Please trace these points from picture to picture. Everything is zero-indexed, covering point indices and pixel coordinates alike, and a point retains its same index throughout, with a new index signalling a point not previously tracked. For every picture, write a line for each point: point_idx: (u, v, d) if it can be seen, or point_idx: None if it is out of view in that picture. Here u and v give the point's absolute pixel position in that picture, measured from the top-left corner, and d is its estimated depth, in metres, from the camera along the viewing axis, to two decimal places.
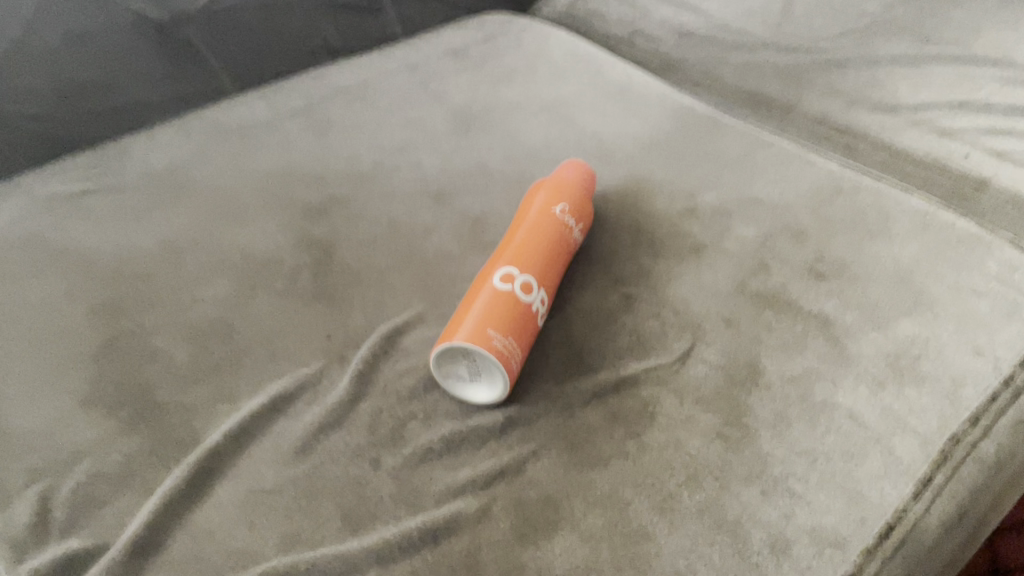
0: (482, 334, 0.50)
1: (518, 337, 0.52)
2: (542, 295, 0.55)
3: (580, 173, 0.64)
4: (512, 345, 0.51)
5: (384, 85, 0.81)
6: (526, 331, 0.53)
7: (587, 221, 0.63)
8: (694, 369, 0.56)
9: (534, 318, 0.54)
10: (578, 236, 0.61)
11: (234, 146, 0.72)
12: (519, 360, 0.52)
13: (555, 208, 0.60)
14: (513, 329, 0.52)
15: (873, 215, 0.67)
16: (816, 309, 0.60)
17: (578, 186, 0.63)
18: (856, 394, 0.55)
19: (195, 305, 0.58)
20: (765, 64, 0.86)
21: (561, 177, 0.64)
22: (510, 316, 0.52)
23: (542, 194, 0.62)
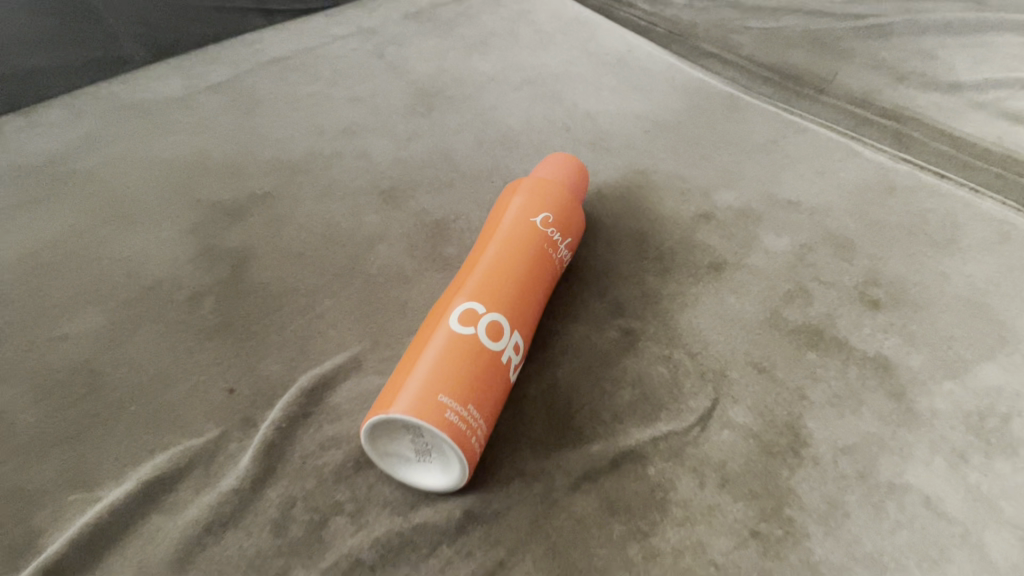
0: (429, 401, 0.36)
1: (481, 403, 0.38)
2: (514, 339, 0.41)
3: (569, 171, 0.50)
4: (472, 415, 0.37)
5: (329, 52, 0.66)
6: (493, 392, 0.39)
7: (577, 233, 0.49)
8: (717, 435, 0.42)
9: (503, 373, 0.40)
10: (564, 254, 0.47)
11: (135, 130, 0.57)
12: (481, 434, 0.38)
13: (533, 218, 0.46)
14: (473, 393, 0.38)
15: (936, 223, 0.53)
16: (872, 349, 0.47)
17: (565, 188, 0.49)
18: (932, 470, 0.41)
19: (53, 344, 0.44)
20: (791, 31, 0.71)
21: (544, 175, 0.50)
22: (469, 374, 0.38)
23: (519, 199, 0.48)
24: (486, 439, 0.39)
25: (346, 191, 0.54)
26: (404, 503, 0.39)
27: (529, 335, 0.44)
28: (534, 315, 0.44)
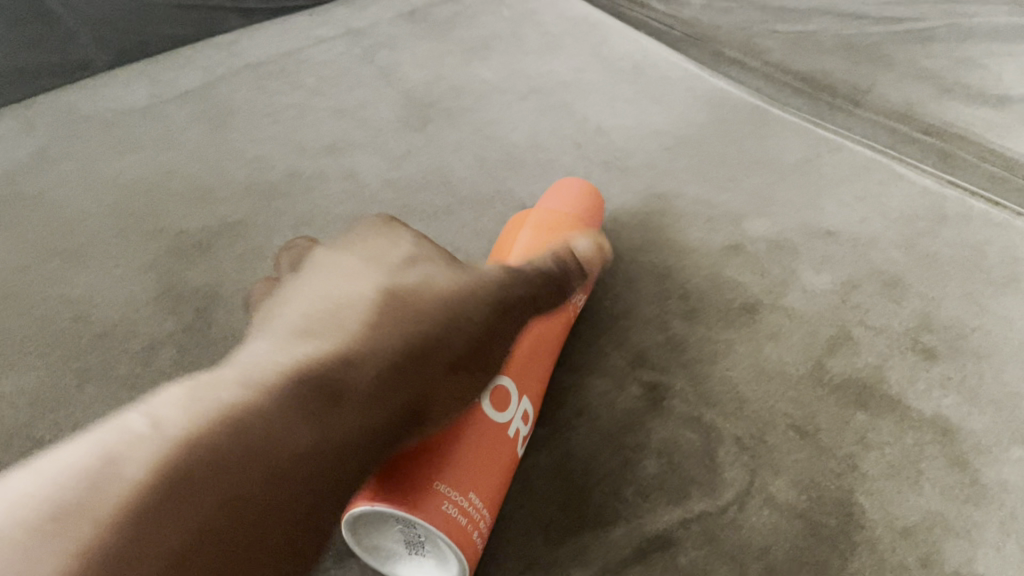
0: (421, 492, 0.30)
1: (479, 484, 0.32)
2: (522, 404, 0.36)
3: (584, 197, 0.44)
4: (472, 504, 0.31)
5: (315, 56, 0.60)
6: (495, 472, 0.33)
7: (593, 272, 0.43)
8: (756, 516, 0.36)
9: (508, 446, 0.34)
10: (578, 297, 0.41)
11: (94, 146, 0.51)
12: (483, 524, 0.32)
13: (541, 256, 0.40)
14: (472, 477, 0.32)
15: (994, 257, 0.48)
16: (930, 408, 0.41)
17: (579, 219, 0.43)
18: (1006, 558, 0.36)
19: None
20: (822, 36, 0.64)
21: (555, 204, 0.44)
22: (466, 452, 0.32)
23: (526, 234, 0.42)
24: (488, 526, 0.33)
25: (330, 219, 0.48)
26: None
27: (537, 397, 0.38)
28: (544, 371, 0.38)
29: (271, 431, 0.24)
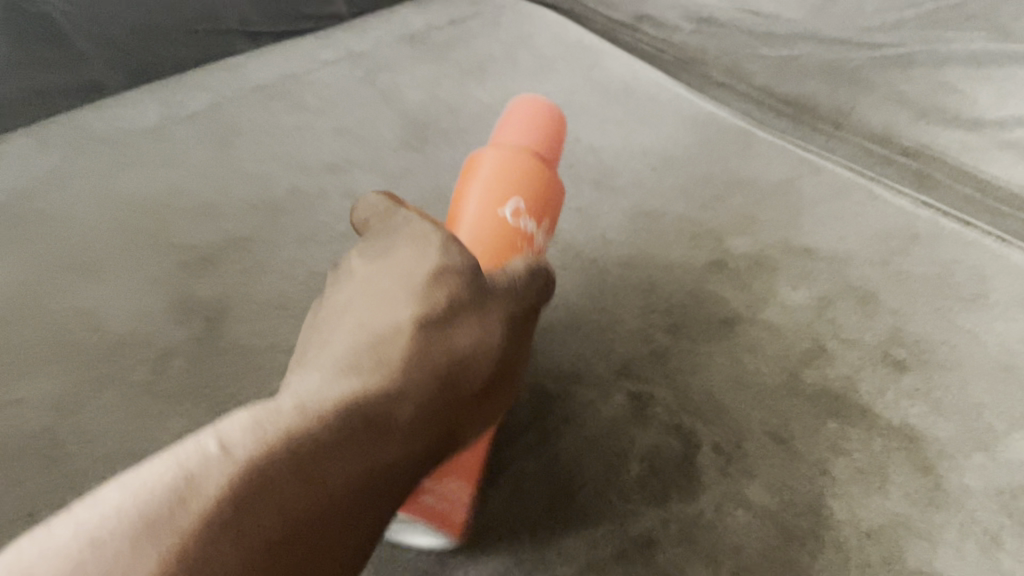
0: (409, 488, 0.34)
1: (457, 468, 0.35)
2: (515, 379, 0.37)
3: (535, 135, 0.43)
4: (457, 488, 0.35)
5: (318, 78, 0.63)
6: (478, 452, 0.36)
7: (555, 204, 0.43)
8: (732, 517, 0.39)
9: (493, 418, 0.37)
10: (543, 239, 0.42)
11: (106, 164, 0.53)
12: (470, 499, 0.35)
13: (500, 210, 0.40)
14: (455, 466, 0.35)
15: (962, 275, 0.50)
16: (898, 418, 0.43)
17: (533, 160, 0.42)
18: (964, 557, 0.38)
19: (8, 409, 0.40)
20: (806, 60, 0.67)
21: (506, 146, 0.42)
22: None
23: (478, 183, 0.41)
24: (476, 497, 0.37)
25: (333, 236, 0.50)
26: None
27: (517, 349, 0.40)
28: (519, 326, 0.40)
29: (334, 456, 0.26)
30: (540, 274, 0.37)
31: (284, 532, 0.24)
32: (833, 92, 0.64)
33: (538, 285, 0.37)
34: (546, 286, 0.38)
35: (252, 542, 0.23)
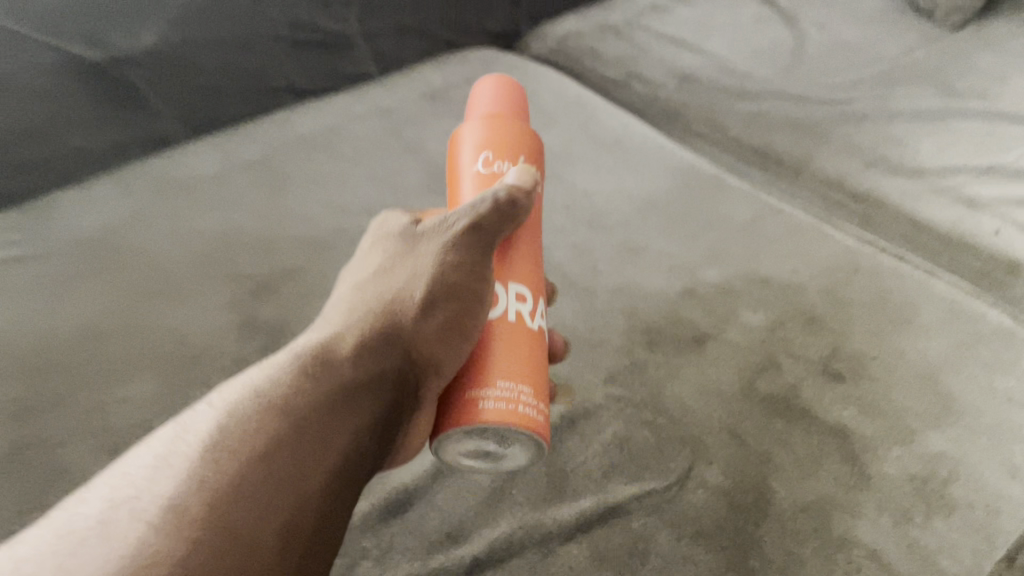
0: (462, 406, 0.38)
1: (507, 374, 0.39)
2: (507, 290, 0.42)
3: (498, 103, 0.47)
4: (505, 388, 0.38)
5: (353, 130, 0.73)
6: (515, 354, 0.40)
7: (535, 150, 0.46)
8: (694, 494, 0.48)
9: (510, 326, 0.41)
10: (531, 177, 0.45)
11: (178, 207, 0.64)
12: (525, 394, 0.38)
13: (473, 167, 0.44)
14: (495, 372, 0.39)
15: (895, 301, 0.60)
16: (833, 419, 0.53)
17: (496, 120, 0.45)
18: (880, 528, 0.48)
19: (117, 407, 0.50)
20: (773, 114, 0.77)
21: (474, 120, 0.46)
22: (475, 358, 0.39)
23: (457, 156, 0.45)
24: (539, 393, 0.39)
25: None
26: (421, 550, 0.46)
27: (522, 267, 0.43)
28: (517, 247, 0.43)
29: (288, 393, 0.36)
30: (500, 199, 0.40)
31: (256, 446, 0.34)
32: (795, 143, 0.74)
33: (497, 209, 0.40)
34: (504, 207, 0.40)
35: (234, 453, 0.34)
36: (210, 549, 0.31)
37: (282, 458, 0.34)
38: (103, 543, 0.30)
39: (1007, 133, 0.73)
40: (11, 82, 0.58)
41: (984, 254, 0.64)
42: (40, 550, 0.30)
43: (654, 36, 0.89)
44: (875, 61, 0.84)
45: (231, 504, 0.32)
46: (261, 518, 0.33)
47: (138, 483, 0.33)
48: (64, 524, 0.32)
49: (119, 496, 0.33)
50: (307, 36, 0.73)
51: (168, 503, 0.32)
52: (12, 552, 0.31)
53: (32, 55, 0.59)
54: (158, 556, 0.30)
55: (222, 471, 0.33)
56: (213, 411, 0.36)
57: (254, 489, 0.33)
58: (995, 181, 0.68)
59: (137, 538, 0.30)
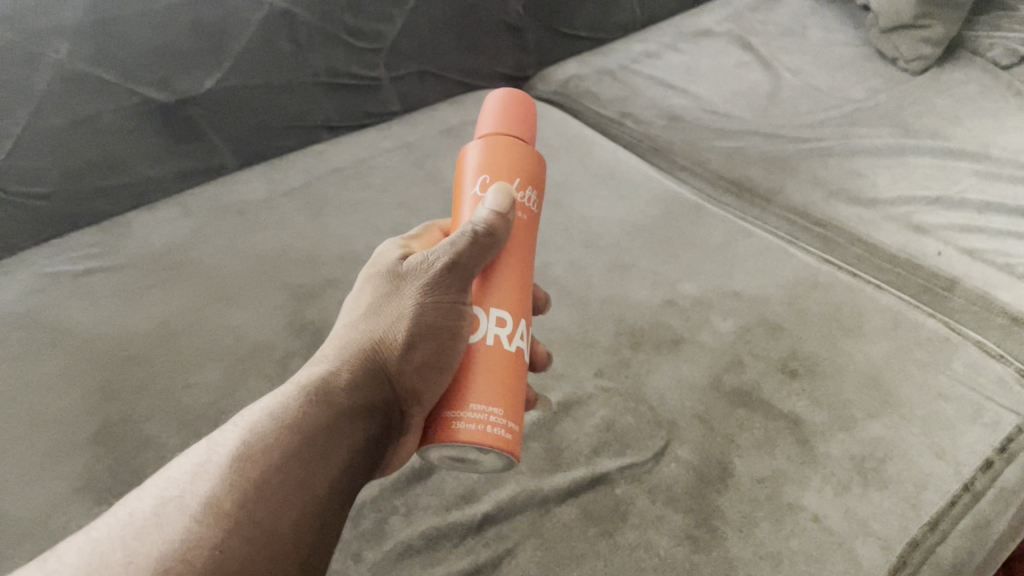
0: (439, 426, 0.41)
1: (481, 396, 0.41)
2: (487, 314, 0.43)
3: (500, 121, 0.46)
4: (477, 411, 0.40)
5: (380, 162, 0.84)
6: (493, 377, 0.41)
7: (532, 168, 0.47)
8: (666, 467, 0.58)
9: (489, 351, 0.42)
10: (524, 196, 0.46)
11: (233, 226, 0.75)
12: (495, 416, 0.40)
13: (471, 189, 0.45)
14: (471, 395, 0.41)
15: (846, 311, 0.70)
16: (788, 408, 0.62)
17: (493, 143, 0.46)
18: (823, 497, 0.56)
19: (187, 391, 0.60)
20: (749, 150, 0.88)
21: (475, 142, 0.46)
22: (457, 379, 0.41)
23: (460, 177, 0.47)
24: (511, 413, 0.41)
25: None
26: (440, 507, 0.56)
27: (506, 291, 0.44)
28: (500, 272, 0.44)
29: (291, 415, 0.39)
30: (476, 234, 0.42)
31: (273, 456, 0.37)
32: (767, 176, 0.85)
33: (474, 243, 0.42)
34: (482, 240, 0.42)
35: (254, 463, 0.36)
36: (239, 546, 0.34)
37: (296, 469, 0.37)
38: (155, 538, 0.34)
39: (954, 172, 0.82)
40: (96, 121, 0.71)
41: (927, 272, 0.73)
42: (111, 535, 0.34)
43: (648, 81, 1.01)
44: (842, 103, 0.94)
45: (256, 502, 0.35)
46: (279, 520, 0.35)
47: (180, 485, 0.36)
48: (124, 517, 0.35)
49: (167, 493, 0.36)
50: (343, 79, 0.86)
51: (207, 500, 0.35)
52: (87, 536, 0.35)
53: (114, 98, 0.71)
54: (200, 544, 0.34)
55: (244, 479, 0.36)
56: (237, 427, 0.39)
57: (275, 491, 0.36)
58: (941, 209, 0.78)
59: (183, 531, 0.34)
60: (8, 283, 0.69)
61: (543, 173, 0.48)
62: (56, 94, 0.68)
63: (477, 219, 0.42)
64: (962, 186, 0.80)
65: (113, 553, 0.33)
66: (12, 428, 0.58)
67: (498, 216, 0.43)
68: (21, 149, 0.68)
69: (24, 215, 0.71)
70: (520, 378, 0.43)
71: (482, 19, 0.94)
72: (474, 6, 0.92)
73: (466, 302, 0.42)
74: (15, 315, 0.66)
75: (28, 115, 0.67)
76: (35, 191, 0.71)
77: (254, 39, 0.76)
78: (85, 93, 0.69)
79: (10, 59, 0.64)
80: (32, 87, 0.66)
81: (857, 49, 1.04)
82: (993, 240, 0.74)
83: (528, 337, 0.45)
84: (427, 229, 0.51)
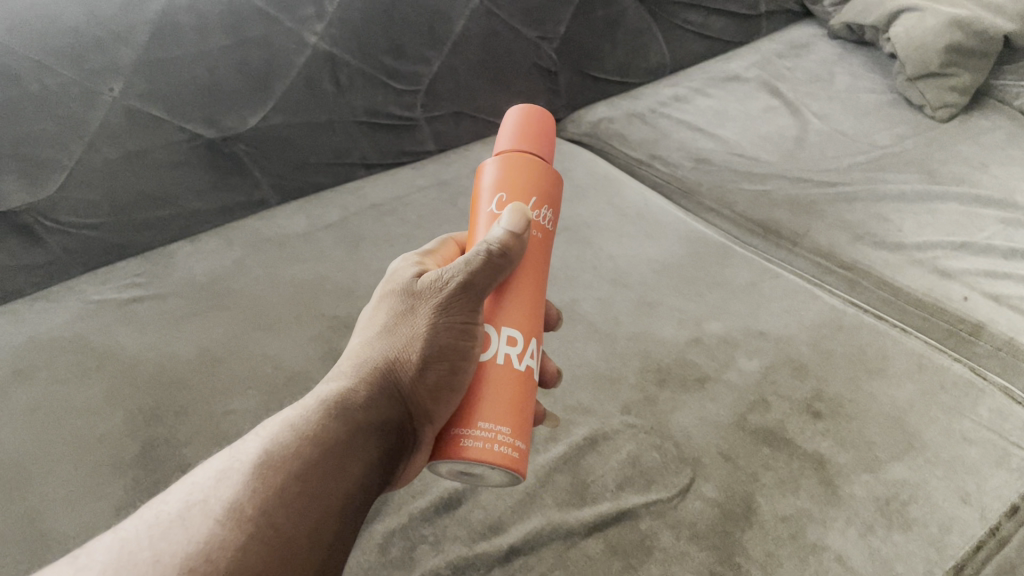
0: (449, 442, 0.42)
1: (488, 414, 0.42)
2: (498, 333, 0.44)
3: (517, 142, 0.48)
4: (485, 429, 0.42)
5: (415, 200, 0.87)
6: (501, 396, 0.43)
7: (548, 188, 0.48)
8: (691, 504, 0.59)
9: (498, 370, 0.43)
10: (538, 215, 0.47)
11: (273, 260, 0.78)
12: (502, 434, 0.42)
13: (487, 208, 0.47)
14: (479, 412, 0.42)
15: (872, 353, 0.71)
16: (812, 448, 0.63)
17: (511, 165, 0.47)
18: (847, 538, 0.57)
19: (226, 417, 0.62)
20: (776, 193, 0.90)
21: (492, 162, 0.48)
22: (466, 397, 0.43)
23: (479, 195, 0.48)
24: (518, 432, 0.43)
25: None
26: (468, 537, 0.57)
27: (518, 309, 0.45)
28: (513, 290, 0.45)
29: (310, 427, 0.40)
30: (490, 254, 0.43)
31: (292, 466, 0.38)
32: (793, 218, 0.86)
33: (487, 263, 0.43)
34: (495, 260, 0.43)
35: (275, 472, 0.38)
36: (260, 549, 0.35)
37: (313, 480, 0.38)
38: (180, 537, 0.35)
39: (979, 219, 0.83)
40: (146, 155, 0.74)
41: (952, 316, 0.73)
42: (138, 534, 0.36)
43: (676, 124, 1.03)
44: (868, 149, 0.96)
45: (276, 509, 0.37)
46: (297, 527, 0.37)
47: (204, 489, 0.38)
48: (149, 518, 0.37)
49: (192, 497, 0.37)
50: (380, 118, 0.89)
51: (229, 506, 0.36)
52: (115, 535, 0.36)
53: (165, 134, 0.74)
54: (223, 545, 0.35)
55: (266, 486, 0.37)
56: (258, 436, 0.40)
57: (292, 500, 0.37)
58: (966, 255, 0.79)
59: (206, 533, 0.35)
60: (56, 308, 0.72)
61: (558, 192, 0.49)
62: (109, 129, 0.71)
63: (491, 239, 0.44)
64: (988, 233, 0.81)
65: (140, 552, 0.35)
66: (58, 446, 0.60)
67: (513, 236, 0.44)
68: (74, 180, 0.71)
69: (75, 244, 0.75)
70: (528, 397, 0.45)
71: (517, 63, 0.97)
72: (508, 50, 0.95)
73: (478, 321, 0.44)
74: (64, 339, 0.69)
75: (81, 149, 0.70)
76: (86, 222, 0.74)
77: (298, 79, 0.80)
78: (137, 128, 0.72)
79: (68, 96, 0.68)
80: (87, 123, 0.69)
81: (884, 96, 1.06)
82: (1019, 286, 0.75)
83: (539, 355, 0.47)
84: (442, 244, 0.53)
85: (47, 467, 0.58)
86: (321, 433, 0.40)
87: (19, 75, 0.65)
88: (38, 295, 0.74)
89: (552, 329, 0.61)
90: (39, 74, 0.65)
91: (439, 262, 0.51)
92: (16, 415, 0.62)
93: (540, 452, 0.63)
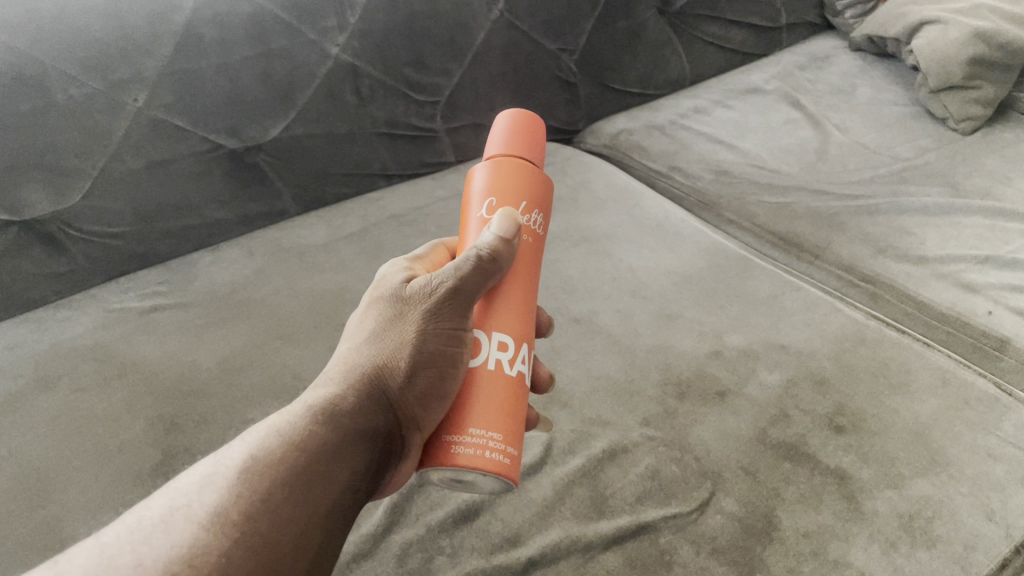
0: (439, 449, 0.42)
1: (478, 420, 0.42)
2: (488, 338, 0.44)
3: (507, 147, 0.48)
4: (476, 435, 0.41)
5: (434, 211, 0.87)
6: (492, 402, 0.43)
7: (538, 193, 0.48)
8: (711, 519, 0.58)
9: (488, 376, 0.43)
10: (527, 220, 0.47)
11: (294, 270, 0.78)
12: (494, 440, 0.41)
13: (477, 213, 0.47)
14: (469, 418, 0.42)
15: (895, 368, 0.70)
16: (833, 464, 0.62)
17: (501, 169, 0.47)
18: (869, 553, 0.56)
19: (244, 425, 0.63)
20: (797, 206, 0.89)
21: (482, 167, 0.48)
22: (455, 404, 0.43)
23: (470, 199, 0.48)
24: (510, 438, 0.42)
25: None
26: (486, 548, 0.56)
27: (507, 315, 0.45)
28: (502, 296, 0.45)
29: (296, 434, 0.40)
30: (480, 259, 0.43)
31: (278, 471, 0.38)
32: (813, 231, 0.86)
33: (476, 268, 0.43)
34: (485, 265, 0.43)
35: (260, 478, 0.38)
36: (246, 555, 0.35)
37: (299, 485, 0.38)
38: (164, 543, 0.35)
39: (1003, 232, 0.82)
40: (169, 165, 0.75)
41: (978, 330, 0.72)
42: (123, 540, 0.36)
43: (696, 136, 1.03)
44: (891, 162, 0.95)
45: (261, 514, 0.36)
46: (282, 533, 0.36)
47: (189, 494, 0.37)
48: (132, 524, 0.37)
49: (178, 502, 0.37)
50: (400, 129, 0.89)
51: (214, 511, 0.36)
52: (98, 541, 0.36)
53: (187, 144, 0.75)
54: (208, 550, 0.35)
55: (251, 491, 0.37)
56: (245, 442, 0.40)
57: (278, 505, 0.37)
58: (990, 269, 0.78)
59: (190, 538, 0.35)
60: (78, 316, 0.73)
61: (549, 196, 0.49)
62: (133, 139, 0.72)
63: (480, 244, 0.43)
64: (1013, 248, 0.80)
65: (123, 558, 0.35)
66: (78, 452, 0.60)
67: (502, 241, 0.44)
68: (98, 190, 0.72)
69: (97, 253, 0.75)
70: (519, 402, 0.44)
71: (536, 75, 0.98)
72: (528, 61, 0.96)
73: (466, 327, 0.44)
74: (85, 347, 0.69)
75: (105, 158, 0.71)
76: (108, 231, 0.75)
77: (319, 91, 0.80)
78: (160, 139, 0.73)
79: (94, 106, 0.68)
80: (111, 132, 0.70)
81: (907, 108, 1.05)
82: None
83: (529, 360, 0.47)
84: (432, 249, 0.53)
85: (68, 475, 0.59)
86: (307, 441, 0.39)
87: (47, 85, 0.65)
88: (62, 303, 0.75)
89: (544, 335, 0.62)
90: (66, 84, 0.66)
91: (428, 267, 0.51)
92: (36, 422, 0.63)
93: (558, 464, 0.63)
